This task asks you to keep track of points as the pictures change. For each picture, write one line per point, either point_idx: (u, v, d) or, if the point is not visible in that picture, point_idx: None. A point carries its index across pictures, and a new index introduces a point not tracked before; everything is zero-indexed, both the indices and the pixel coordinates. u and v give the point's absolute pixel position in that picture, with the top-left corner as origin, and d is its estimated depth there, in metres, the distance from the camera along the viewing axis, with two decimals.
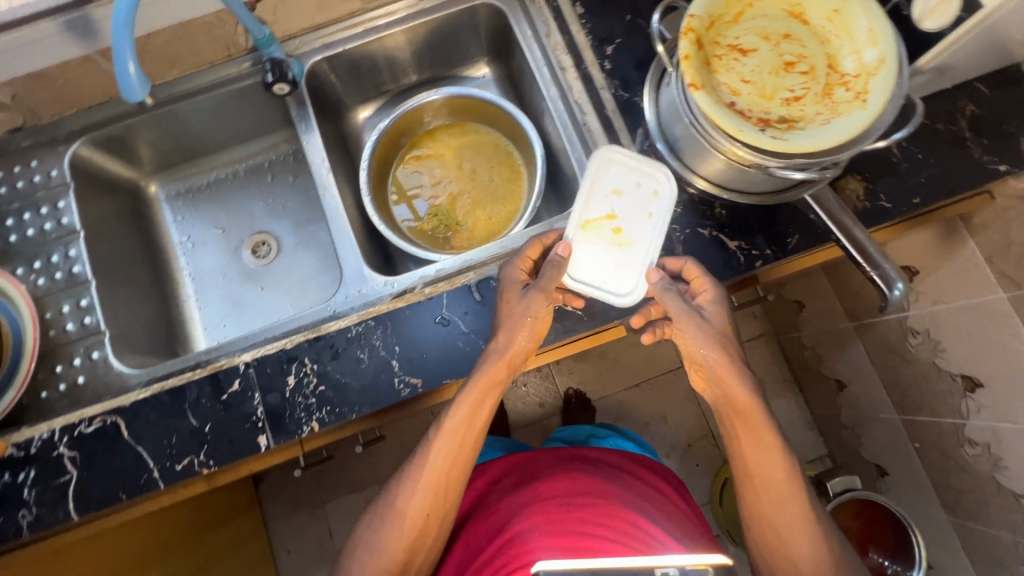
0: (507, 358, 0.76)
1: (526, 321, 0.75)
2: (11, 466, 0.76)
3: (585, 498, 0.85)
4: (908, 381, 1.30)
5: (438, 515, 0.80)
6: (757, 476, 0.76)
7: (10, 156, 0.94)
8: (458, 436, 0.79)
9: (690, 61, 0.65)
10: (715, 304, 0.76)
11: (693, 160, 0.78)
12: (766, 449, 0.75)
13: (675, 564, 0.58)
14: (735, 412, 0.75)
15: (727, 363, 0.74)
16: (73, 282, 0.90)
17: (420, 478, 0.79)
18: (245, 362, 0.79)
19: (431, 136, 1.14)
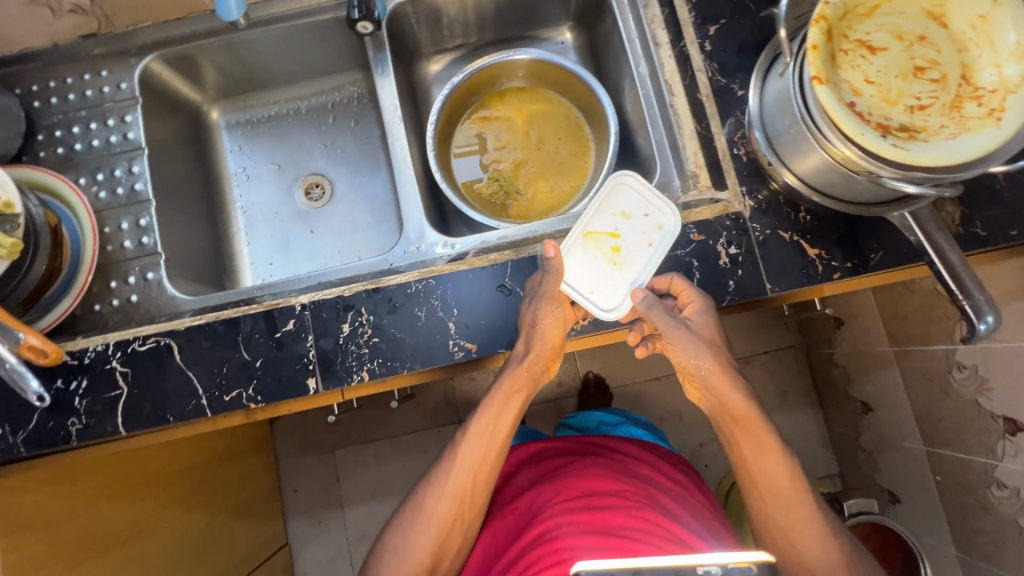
0: (523, 369, 0.77)
1: (535, 329, 0.75)
2: (64, 373, 0.76)
3: (604, 501, 0.83)
4: (942, 415, 1.27)
5: (464, 520, 0.83)
6: (765, 483, 0.76)
7: (81, 62, 0.92)
8: (482, 441, 0.82)
9: (818, 51, 0.60)
10: (709, 319, 0.76)
11: (790, 157, 0.73)
12: (770, 454, 0.76)
13: (717, 562, 0.50)
14: (735, 422, 0.77)
15: (724, 377, 0.76)
16: (134, 199, 0.89)
17: (448, 480, 0.82)
18: (302, 304, 0.78)
19: (501, 98, 1.10)
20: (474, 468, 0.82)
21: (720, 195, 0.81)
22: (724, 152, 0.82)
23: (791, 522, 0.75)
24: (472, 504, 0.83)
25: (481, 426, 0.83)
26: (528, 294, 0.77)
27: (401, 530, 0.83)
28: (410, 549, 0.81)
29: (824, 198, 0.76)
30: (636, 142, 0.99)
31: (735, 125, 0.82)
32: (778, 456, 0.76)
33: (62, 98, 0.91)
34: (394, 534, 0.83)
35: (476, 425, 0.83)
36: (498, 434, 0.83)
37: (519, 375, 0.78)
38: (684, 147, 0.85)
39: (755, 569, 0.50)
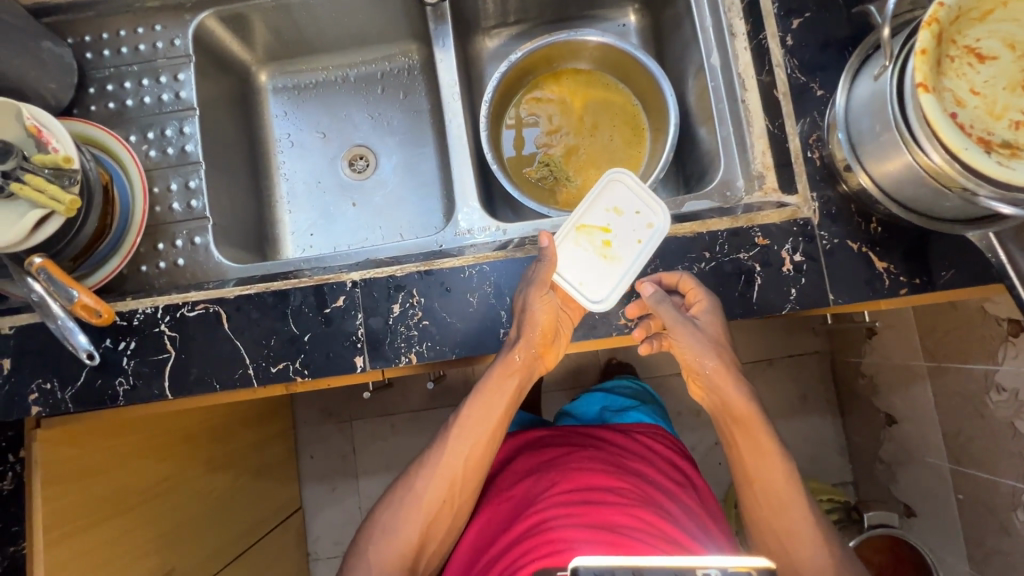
0: (513, 360, 0.75)
1: (527, 317, 0.73)
2: (113, 333, 0.76)
3: (599, 496, 0.79)
4: (971, 435, 1.26)
5: (453, 504, 0.83)
6: (760, 482, 0.75)
7: (135, 14, 0.90)
8: (475, 427, 0.83)
9: (926, 56, 0.56)
10: (715, 319, 0.75)
11: (872, 162, 0.69)
12: (770, 453, 0.74)
13: (717, 565, 0.55)
14: (736, 425, 0.76)
15: (724, 381, 0.76)
16: (184, 160, 0.87)
17: (440, 462, 0.83)
18: (353, 281, 0.76)
19: (557, 79, 1.07)
20: (466, 453, 0.83)
21: (788, 199, 0.78)
22: (797, 154, 0.79)
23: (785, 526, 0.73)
24: (462, 489, 0.83)
25: (474, 410, 0.84)
26: (519, 282, 0.76)
27: (396, 505, 0.84)
28: (401, 528, 0.82)
29: (902, 211, 0.71)
30: (697, 135, 0.95)
31: (810, 126, 0.79)
32: (774, 455, 0.74)
33: (116, 52, 0.89)
34: (387, 509, 0.85)
35: (471, 411, 0.84)
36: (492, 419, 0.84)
37: (515, 366, 0.75)
38: (752, 146, 0.83)
39: (753, 574, 0.55)
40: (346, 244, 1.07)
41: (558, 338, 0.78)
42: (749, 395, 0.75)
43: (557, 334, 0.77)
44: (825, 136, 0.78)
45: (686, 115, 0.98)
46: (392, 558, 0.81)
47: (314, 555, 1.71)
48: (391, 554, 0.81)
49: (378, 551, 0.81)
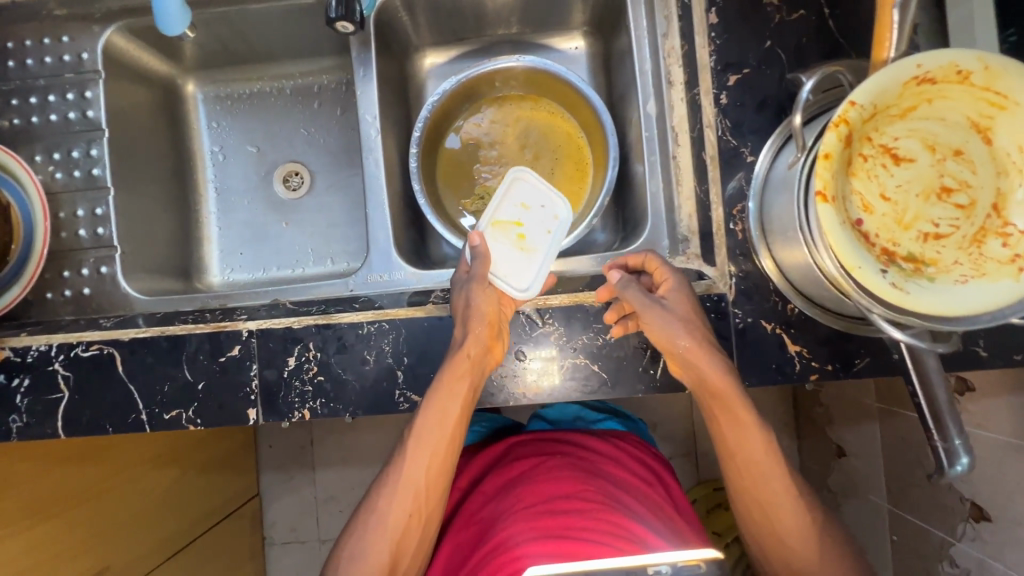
0: (466, 355, 0.68)
1: (470, 312, 0.69)
2: (7, 369, 0.75)
3: (563, 506, 0.75)
4: (917, 482, 1.20)
5: (423, 521, 0.72)
6: (751, 479, 0.69)
7: (40, 22, 0.85)
8: (430, 436, 0.70)
9: (830, 161, 0.52)
10: (683, 303, 0.68)
11: (779, 251, 0.69)
12: (761, 450, 0.67)
13: (667, 561, 0.51)
14: (712, 401, 0.66)
15: (694, 358, 0.65)
16: (91, 184, 0.85)
17: (401, 477, 0.71)
18: (249, 330, 0.75)
19: (500, 104, 1.01)
20: (426, 466, 0.71)
21: (707, 271, 0.75)
22: (718, 225, 0.74)
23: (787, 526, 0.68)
24: (427, 503, 0.72)
25: (428, 419, 0.70)
26: (458, 287, 0.73)
27: (358, 536, 0.72)
28: (367, 555, 0.70)
29: (803, 302, 0.72)
30: (635, 180, 0.90)
31: (737, 195, 0.74)
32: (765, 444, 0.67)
33: (21, 63, 0.84)
34: (350, 540, 0.73)
35: (422, 420, 0.70)
36: (448, 427, 0.70)
37: (464, 363, 0.68)
38: (679, 207, 0.79)
39: (702, 567, 0.50)
40: (276, 266, 1.04)
41: (504, 331, 0.72)
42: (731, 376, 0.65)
43: (502, 330, 0.72)
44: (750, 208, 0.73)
45: (625, 156, 0.93)
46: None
47: (270, 539, 1.68)
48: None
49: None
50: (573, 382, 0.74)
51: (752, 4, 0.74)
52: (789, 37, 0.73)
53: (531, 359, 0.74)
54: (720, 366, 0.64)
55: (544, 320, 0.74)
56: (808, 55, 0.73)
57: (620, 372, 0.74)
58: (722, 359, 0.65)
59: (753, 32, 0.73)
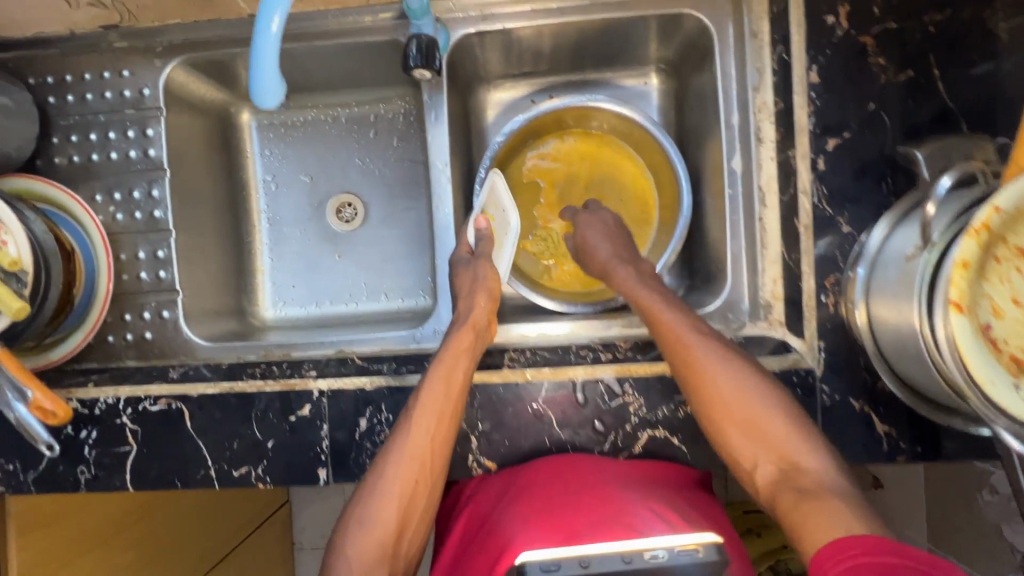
0: (470, 322, 0.73)
1: (478, 286, 0.76)
2: (75, 420, 0.75)
3: (579, 481, 0.67)
4: (959, 524, 1.10)
5: (429, 484, 0.67)
6: (715, 406, 0.65)
7: (100, 55, 0.82)
8: (435, 398, 0.67)
9: (965, 270, 0.49)
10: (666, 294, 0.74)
11: (876, 312, 0.64)
12: (728, 389, 0.65)
13: (664, 547, 0.54)
14: (679, 363, 0.67)
15: (696, 348, 0.67)
16: (153, 226, 0.83)
17: (407, 442, 0.66)
18: (320, 389, 0.74)
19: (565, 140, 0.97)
20: (431, 431, 0.67)
21: (792, 342, 0.73)
22: (809, 296, 0.71)
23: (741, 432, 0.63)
24: (433, 467, 0.67)
25: (434, 381, 0.68)
26: (459, 264, 0.80)
27: (363, 500, 0.66)
28: (376, 518, 0.64)
29: (889, 376, 0.68)
30: (708, 231, 0.87)
31: (829, 260, 0.70)
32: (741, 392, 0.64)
33: (80, 97, 0.82)
34: (357, 506, 0.66)
35: (428, 381, 0.69)
36: (454, 387, 0.68)
37: (467, 331, 0.72)
38: (763, 270, 0.77)
39: (700, 553, 0.53)
40: (330, 300, 1.00)
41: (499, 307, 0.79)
42: (727, 361, 0.66)
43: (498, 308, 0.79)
44: (844, 280, 0.70)
45: (697, 204, 0.89)
46: (369, 556, 0.63)
47: (299, 546, 1.45)
48: (364, 561, 0.63)
49: (354, 554, 0.63)
50: (650, 455, 0.72)
51: (857, 63, 0.69)
52: (895, 102, 0.69)
53: (612, 430, 0.72)
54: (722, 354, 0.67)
55: (623, 390, 0.72)
56: (915, 124, 0.68)
57: (701, 445, 0.72)
58: (744, 359, 0.67)
59: (856, 94, 0.69)
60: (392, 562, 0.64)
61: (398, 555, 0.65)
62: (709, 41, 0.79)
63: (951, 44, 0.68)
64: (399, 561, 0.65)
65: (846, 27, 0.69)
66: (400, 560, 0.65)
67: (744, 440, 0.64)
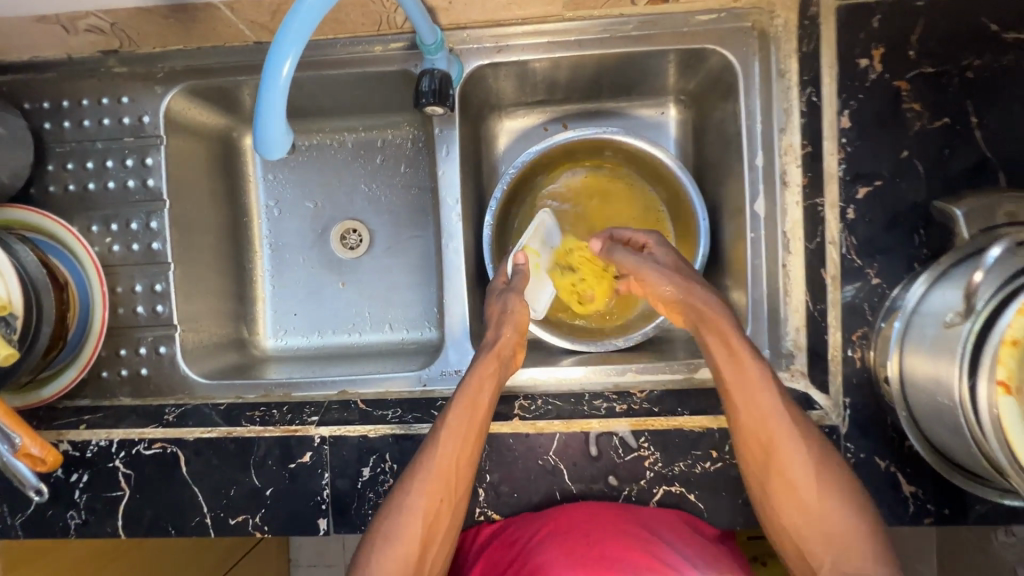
0: (494, 352, 0.71)
1: (506, 316, 0.73)
2: (65, 463, 0.71)
3: (602, 533, 0.65)
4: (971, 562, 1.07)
5: (453, 507, 0.65)
6: (789, 495, 0.60)
7: (98, 79, 0.78)
8: (462, 421, 0.65)
9: (1016, 348, 0.46)
10: (687, 272, 0.73)
11: (910, 370, 0.60)
12: (800, 471, 0.60)
13: None
14: (756, 448, 0.61)
15: (785, 439, 0.60)
16: (151, 258, 0.80)
17: (433, 463, 0.64)
18: (321, 437, 0.70)
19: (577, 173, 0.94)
20: (455, 455, 0.65)
21: (817, 397, 0.70)
22: (834, 349, 0.69)
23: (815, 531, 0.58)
24: (459, 487, 0.65)
25: (460, 405, 0.66)
26: (494, 296, 0.77)
27: (385, 517, 0.63)
28: (401, 535, 0.61)
29: (920, 441, 0.63)
30: (725, 270, 0.84)
31: (856, 309, 0.67)
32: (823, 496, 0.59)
33: (77, 123, 0.79)
34: (377, 530, 0.63)
35: (454, 406, 0.67)
36: (480, 410, 0.67)
37: (492, 359, 0.70)
38: (786, 319, 0.73)
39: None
40: (332, 329, 0.97)
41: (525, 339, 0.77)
42: (803, 441, 0.60)
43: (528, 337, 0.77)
44: (872, 333, 0.67)
45: (715, 242, 0.86)
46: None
47: (295, 563, 1.39)
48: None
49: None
50: (666, 511, 0.69)
51: (892, 107, 0.66)
52: (929, 149, 0.66)
53: (626, 484, 0.69)
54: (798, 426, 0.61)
55: (640, 444, 0.69)
56: (948, 176, 0.65)
57: (718, 502, 0.69)
58: (807, 432, 0.61)
59: (889, 141, 0.66)
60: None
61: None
62: (733, 78, 0.76)
63: (988, 91, 0.65)
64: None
65: (880, 69, 0.66)
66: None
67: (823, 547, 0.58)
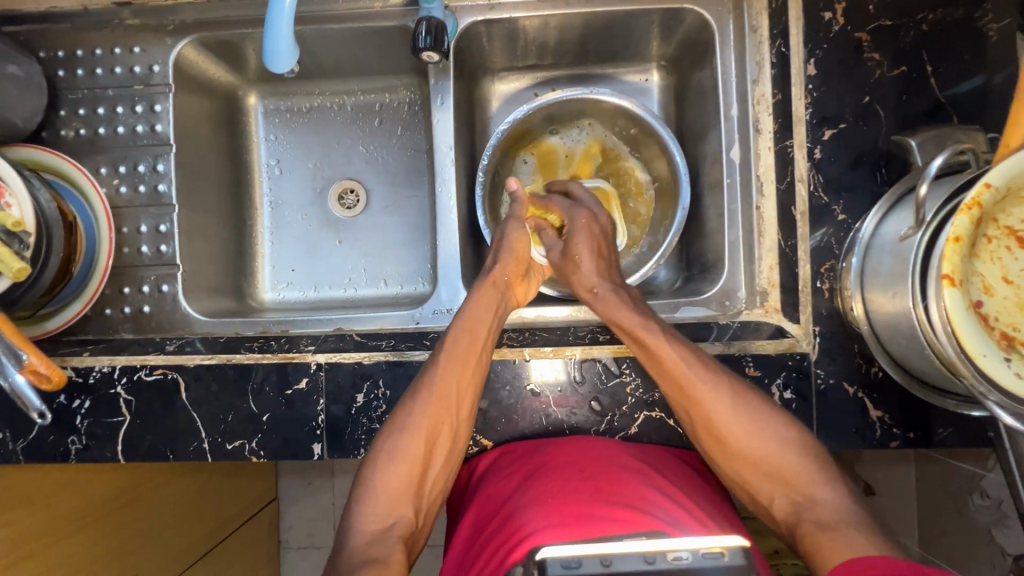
0: (490, 280, 0.73)
1: (503, 246, 0.76)
2: (68, 389, 0.74)
3: (596, 468, 0.65)
4: (946, 529, 1.07)
5: (454, 431, 0.67)
6: (728, 440, 0.66)
7: (111, 31, 0.84)
8: (460, 348, 0.68)
9: (959, 245, 0.50)
10: (605, 260, 0.77)
11: (872, 295, 0.64)
12: (738, 423, 0.65)
13: (689, 547, 0.46)
14: (699, 422, 0.66)
15: (711, 411, 0.65)
16: (156, 200, 0.85)
17: (432, 385, 0.66)
18: (318, 363, 0.73)
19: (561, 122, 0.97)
20: (456, 383, 0.67)
21: (788, 328, 0.74)
22: (805, 283, 0.73)
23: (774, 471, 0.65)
24: (457, 408, 0.67)
25: (459, 333, 0.69)
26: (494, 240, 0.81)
27: (386, 438, 0.66)
28: (400, 455, 0.65)
29: (887, 361, 0.67)
30: (704, 223, 0.89)
31: (824, 249, 0.72)
32: (761, 446, 0.64)
33: (90, 71, 0.84)
34: (376, 453, 0.66)
35: (453, 333, 0.69)
36: (481, 337, 0.69)
37: (489, 289, 0.73)
38: (759, 259, 0.78)
39: (726, 556, 0.45)
40: (328, 284, 0.99)
41: (529, 274, 0.79)
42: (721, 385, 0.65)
43: (529, 271, 0.78)
44: (839, 266, 0.71)
45: (696, 198, 0.91)
46: (397, 492, 0.64)
47: (285, 543, 1.39)
48: (390, 494, 0.64)
49: (380, 486, 0.64)
50: (647, 437, 0.72)
51: (853, 57, 0.72)
52: (889, 95, 0.71)
53: (609, 410, 0.73)
54: (722, 385, 0.65)
55: (621, 370, 0.72)
56: (907, 115, 0.71)
57: None
58: (744, 392, 0.66)
59: (851, 88, 0.72)
60: (416, 499, 0.65)
61: (421, 493, 0.66)
62: (709, 36, 0.82)
63: (941, 43, 0.70)
64: (423, 498, 0.66)
65: (843, 22, 0.72)
66: (424, 499, 0.66)
67: (762, 481, 0.65)
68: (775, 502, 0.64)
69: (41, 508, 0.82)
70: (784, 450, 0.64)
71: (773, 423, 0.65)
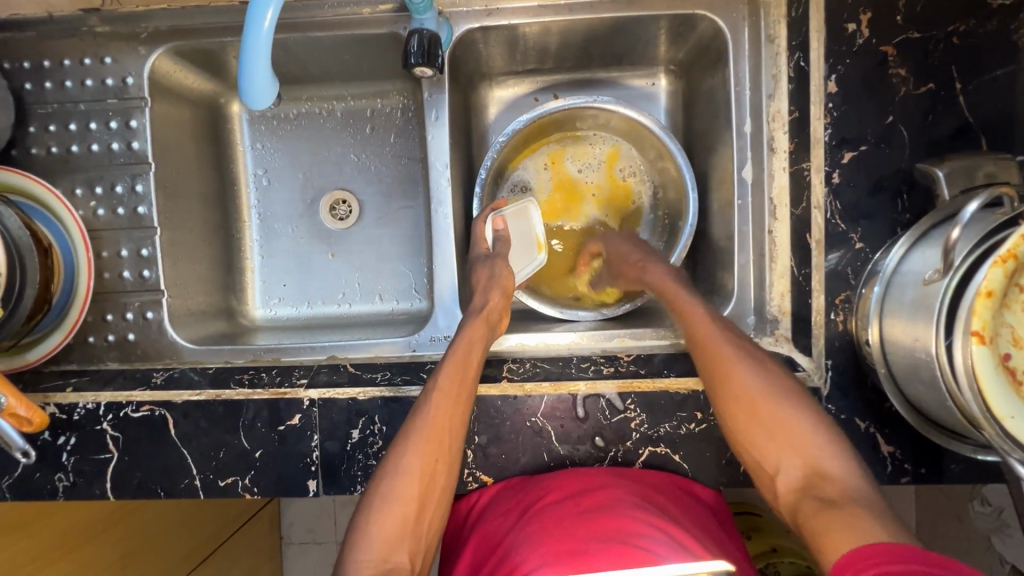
0: (482, 316, 0.73)
1: (492, 282, 0.76)
2: (53, 426, 0.72)
3: (593, 501, 0.63)
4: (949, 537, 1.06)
5: (449, 466, 0.64)
6: (758, 408, 0.62)
7: (80, 40, 0.78)
8: (451, 381, 0.66)
9: (990, 300, 0.47)
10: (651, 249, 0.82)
11: (890, 333, 0.61)
12: (767, 390, 0.62)
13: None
14: (728, 395, 0.63)
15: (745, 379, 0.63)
16: (136, 223, 0.80)
17: (425, 421, 0.64)
18: (311, 399, 0.71)
19: (575, 144, 0.94)
20: (449, 416, 0.64)
21: (800, 359, 0.71)
22: (817, 313, 0.70)
23: (770, 440, 0.60)
24: (450, 446, 0.64)
25: (451, 366, 0.67)
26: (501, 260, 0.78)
27: (377, 478, 0.63)
28: (397, 496, 0.62)
29: (900, 401, 0.64)
30: (713, 239, 0.85)
31: (839, 277, 0.68)
32: (787, 417, 0.60)
33: (59, 84, 0.78)
34: (368, 498, 0.63)
35: (443, 367, 0.67)
36: (470, 369, 0.68)
37: (480, 323, 0.72)
38: (770, 284, 0.76)
39: None
40: (321, 300, 0.95)
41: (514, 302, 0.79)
42: (766, 375, 0.63)
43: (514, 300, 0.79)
44: (855, 297, 0.68)
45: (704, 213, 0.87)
46: (393, 535, 0.60)
47: (285, 539, 1.38)
48: (384, 539, 0.60)
49: (375, 530, 0.60)
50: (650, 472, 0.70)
51: (878, 73, 0.67)
52: (914, 115, 0.66)
53: (612, 445, 0.71)
54: (756, 363, 0.64)
55: (626, 406, 0.70)
56: (934, 137, 0.66)
57: (703, 465, 0.70)
58: (774, 367, 0.65)
59: (875, 106, 0.67)
60: (412, 543, 0.61)
61: (418, 537, 0.61)
62: (722, 44, 0.77)
63: (975, 58, 0.65)
64: (420, 541, 0.61)
65: (867, 34, 0.67)
66: (420, 542, 0.62)
67: (772, 446, 0.60)
68: (783, 472, 0.59)
69: (32, 538, 0.80)
70: (804, 429, 0.59)
71: (796, 394, 0.62)
